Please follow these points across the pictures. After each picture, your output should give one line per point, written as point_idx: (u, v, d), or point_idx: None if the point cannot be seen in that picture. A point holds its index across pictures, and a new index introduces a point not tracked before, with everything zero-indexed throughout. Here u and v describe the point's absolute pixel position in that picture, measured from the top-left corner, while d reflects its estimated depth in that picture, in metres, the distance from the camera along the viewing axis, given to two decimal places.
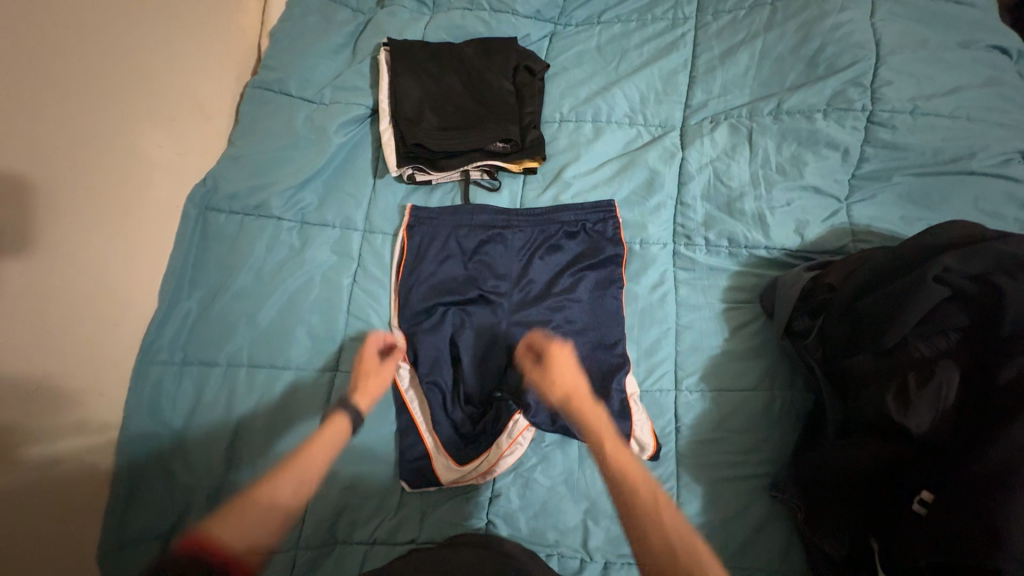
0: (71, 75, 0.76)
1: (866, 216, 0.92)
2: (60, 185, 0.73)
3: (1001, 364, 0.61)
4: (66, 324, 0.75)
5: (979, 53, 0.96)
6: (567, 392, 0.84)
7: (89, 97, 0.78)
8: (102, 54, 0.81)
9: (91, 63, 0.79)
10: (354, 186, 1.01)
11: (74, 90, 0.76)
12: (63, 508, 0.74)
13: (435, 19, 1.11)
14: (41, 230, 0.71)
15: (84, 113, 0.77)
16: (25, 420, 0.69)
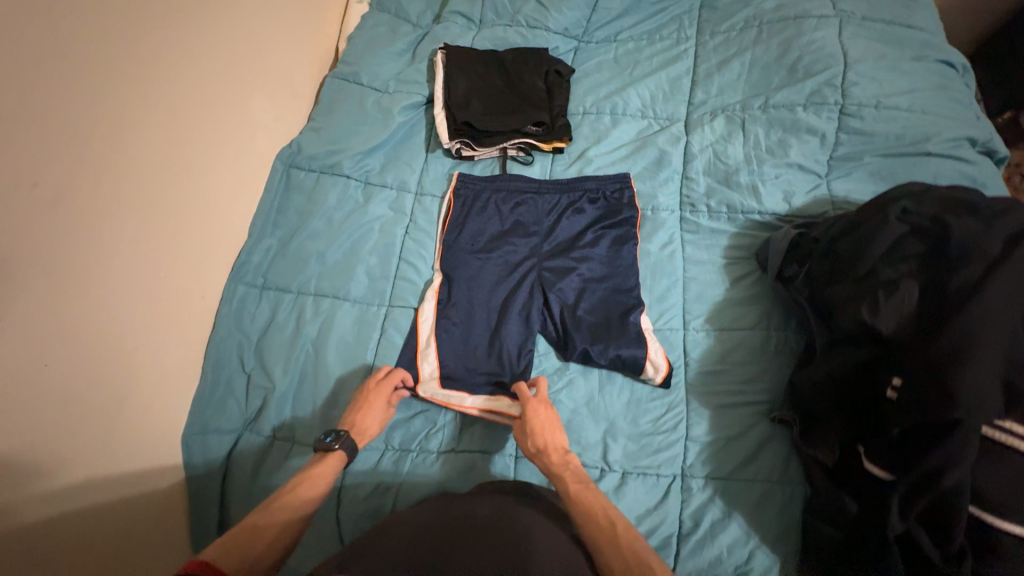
0: (203, 48, 0.97)
1: (844, 188, 1.09)
2: (186, 127, 0.92)
3: (951, 274, 0.75)
4: (177, 237, 0.91)
5: (929, 65, 1.17)
6: (540, 446, 0.84)
7: (212, 69, 0.99)
8: (225, 36, 1.03)
9: (217, 42, 1.00)
10: (410, 157, 1.20)
11: (204, 58, 0.97)
12: (161, 390, 0.88)
13: (481, 33, 1.36)
14: (170, 159, 0.89)
15: (206, 79, 0.97)
16: (144, 305, 0.84)
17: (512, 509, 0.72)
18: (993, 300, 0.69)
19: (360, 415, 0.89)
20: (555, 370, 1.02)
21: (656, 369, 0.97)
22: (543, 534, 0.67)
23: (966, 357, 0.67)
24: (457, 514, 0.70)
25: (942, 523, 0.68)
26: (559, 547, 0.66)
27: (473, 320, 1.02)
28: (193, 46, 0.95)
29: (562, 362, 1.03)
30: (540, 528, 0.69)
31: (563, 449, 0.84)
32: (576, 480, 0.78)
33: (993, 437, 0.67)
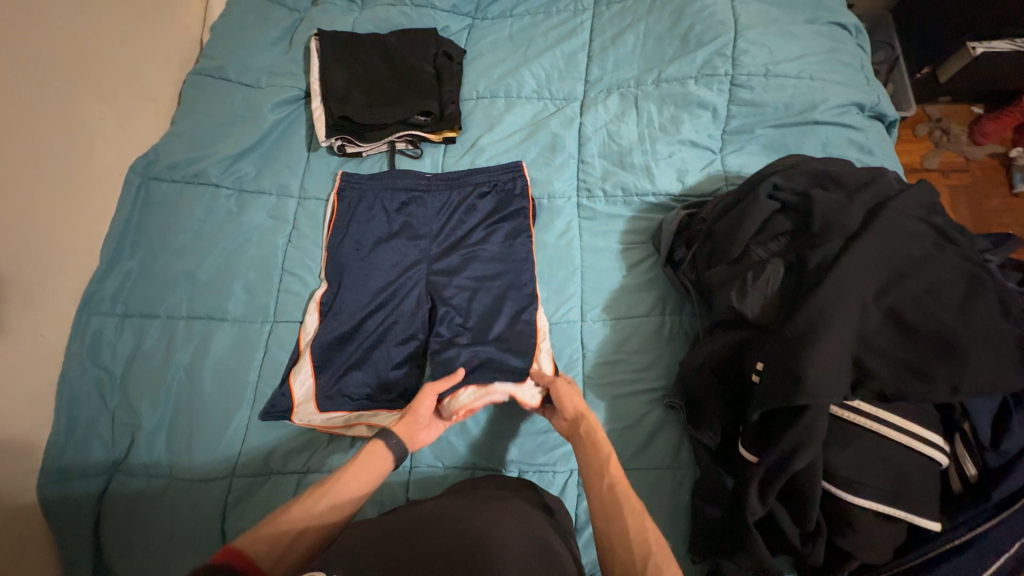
0: (20, 52, 0.85)
1: (737, 163, 1.07)
2: (5, 146, 0.82)
3: (811, 253, 0.74)
4: (3, 275, 0.81)
5: (821, 28, 1.14)
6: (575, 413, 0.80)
7: (34, 76, 0.87)
8: (49, 34, 0.90)
9: (37, 43, 0.88)
10: (288, 158, 1.12)
11: (22, 63, 0.85)
12: (3, 439, 0.81)
13: (362, 15, 1.25)
14: None
15: (23, 89, 0.85)
16: None
17: (474, 504, 0.67)
18: (845, 276, 0.69)
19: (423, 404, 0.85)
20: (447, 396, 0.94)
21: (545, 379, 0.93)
22: (516, 523, 0.64)
23: (815, 338, 0.67)
24: (418, 517, 0.64)
25: (799, 503, 0.68)
26: (532, 537, 0.63)
27: (361, 330, 0.98)
28: (2, 53, 0.82)
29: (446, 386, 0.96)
30: (504, 514, 0.65)
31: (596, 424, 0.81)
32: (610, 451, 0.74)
33: (843, 417, 0.68)
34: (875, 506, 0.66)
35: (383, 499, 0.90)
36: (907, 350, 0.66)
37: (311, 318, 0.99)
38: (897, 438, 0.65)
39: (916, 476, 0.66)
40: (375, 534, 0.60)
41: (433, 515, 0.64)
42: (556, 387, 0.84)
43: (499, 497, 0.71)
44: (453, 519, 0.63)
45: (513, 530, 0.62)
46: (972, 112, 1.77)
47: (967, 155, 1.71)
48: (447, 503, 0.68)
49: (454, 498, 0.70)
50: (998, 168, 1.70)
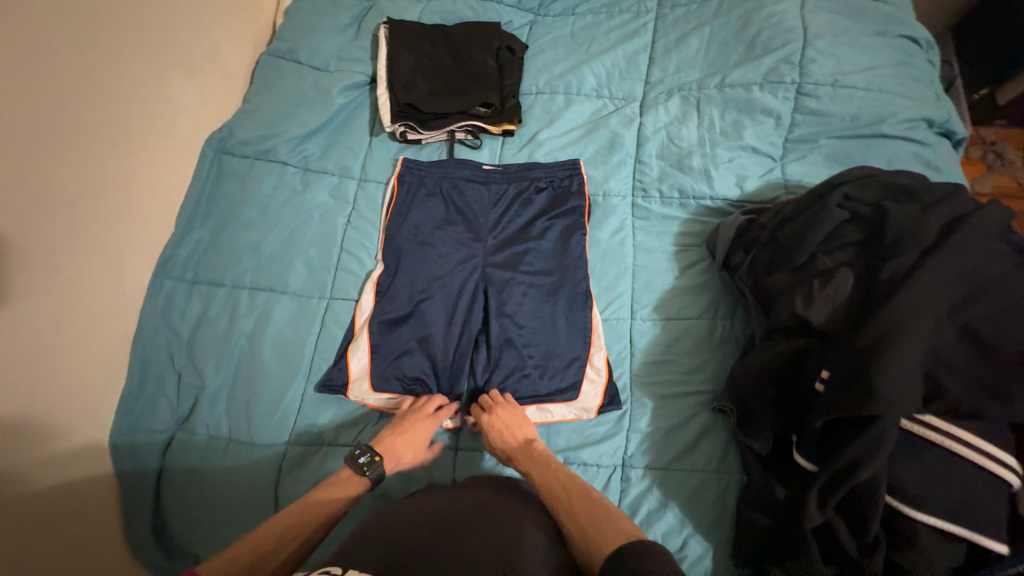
0: (117, 26, 0.90)
1: (798, 172, 1.06)
2: (99, 113, 0.87)
3: (883, 264, 0.74)
4: (85, 235, 0.85)
5: (891, 41, 1.13)
6: (506, 441, 0.88)
7: (128, 49, 0.92)
8: (142, 10, 0.94)
9: (131, 18, 0.93)
10: (352, 141, 1.15)
11: (118, 36, 0.90)
12: (82, 390, 0.86)
13: (429, 6, 1.28)
14: (80, 148, 0.84)
15: (113, 60, 0.89)
16: (59, 304, 0.81)
17: (502, 508, 0.72)
18: (920, 290, 0.69)
19: (399, 439, 0.87)
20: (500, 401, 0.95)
21: (594, 382, 0.96)
22: (538, 531, 0.68)
23: (888, 349, 0.66)
24: (446, 510, 0.70)
25: (857, 515, 0.68)
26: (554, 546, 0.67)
27: (417, 312, 1.00)
28: (102, 25, 0.87)
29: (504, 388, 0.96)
30: (528, 521, 0.70)
31: (528, 439, 0.88)
32: (539, 466, 0.82)
33: (912, 431, 0.67)
34: (939, 522, 0.65)
35: (429, 478, 0.93)
36: (984, 369, 0.65)
37: (367, 297, 1.01)
38: (969, 457, 0.64)
39: (986, 497, 0.65)
40: (409, 522, 0.67)
41: (462, 511, 0.70)
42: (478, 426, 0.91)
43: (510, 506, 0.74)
44: (477, 518, 0.68)
45: (537, 535, 0.67)
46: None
47: None
48: (454, 501, 0.73)
49: (485, 496, 0.75)
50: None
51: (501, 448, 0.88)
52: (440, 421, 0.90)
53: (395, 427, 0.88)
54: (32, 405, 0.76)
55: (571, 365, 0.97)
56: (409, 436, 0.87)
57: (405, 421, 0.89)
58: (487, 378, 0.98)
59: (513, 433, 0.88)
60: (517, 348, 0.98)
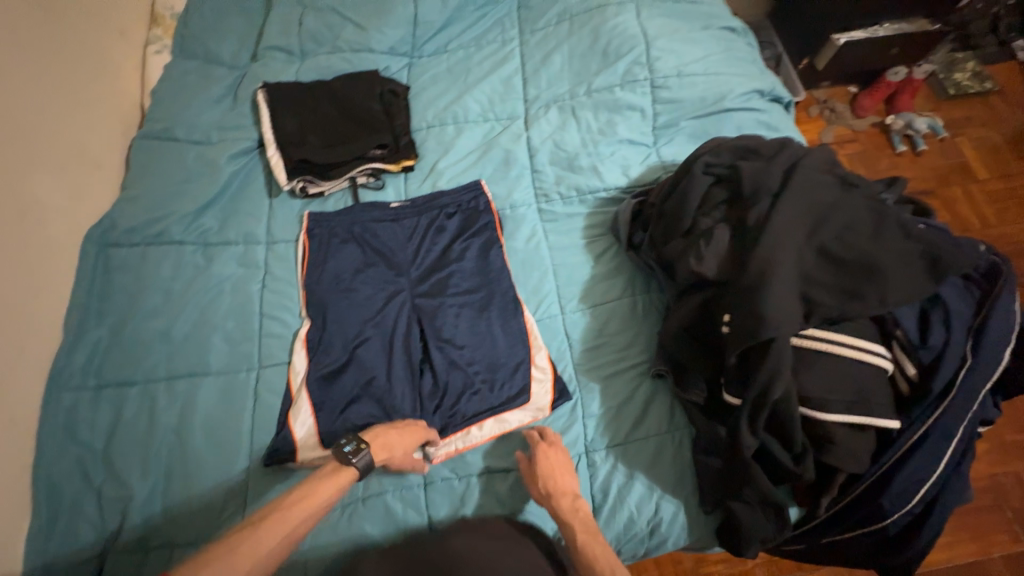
0: None
1: (670, 154, 1.21)
2: None
3: (748, 213, 0.86)
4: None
5: (714, 32, 1.33)
6: (551, 486, 0.86)
7: None
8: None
9: None
10: (251, 206, 1.12)
11: None
12: None
13: (304, 65, 1.31)
14: None
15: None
16: None
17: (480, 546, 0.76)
18: (777, 227, 0.81)
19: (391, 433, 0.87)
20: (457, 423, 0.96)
21: (542, 381, 1.00)
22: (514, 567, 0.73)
23: (767, 281, 0.77)
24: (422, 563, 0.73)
25: (784, 430, 0.76)
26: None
27: (355, 359, 0.99)
28: None
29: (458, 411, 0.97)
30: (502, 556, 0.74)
31: (572, 493, 0.87)
32: (585, 528, 0.82)
33: (805, 346, 0.77)
34: (845, 417, 0.75)
35: (402, 523, 0.89)
36: (841, 280, 0.77)
37: (299, 357, 0.98)
38: (850, 355, 0.75)
39: (872, 385, 0.76)
40: None
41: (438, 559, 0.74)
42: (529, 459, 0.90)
43: (484, 549, 0.76)
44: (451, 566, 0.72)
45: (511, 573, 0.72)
46: (849, 91, 2.08)
47: (853, 126, 1.99)
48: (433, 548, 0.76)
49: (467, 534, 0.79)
50: (880, 134, 1.99)
51: (541, 485, 0.87)
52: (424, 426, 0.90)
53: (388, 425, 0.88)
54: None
55: (517, 370, 1.01)
56: (400, 441, 0.86)
57: (400, 427, 0.88)
58: (438, 403, 0.98)
59: (561, 478, 0.87)
60: (461, 369, 1.00)
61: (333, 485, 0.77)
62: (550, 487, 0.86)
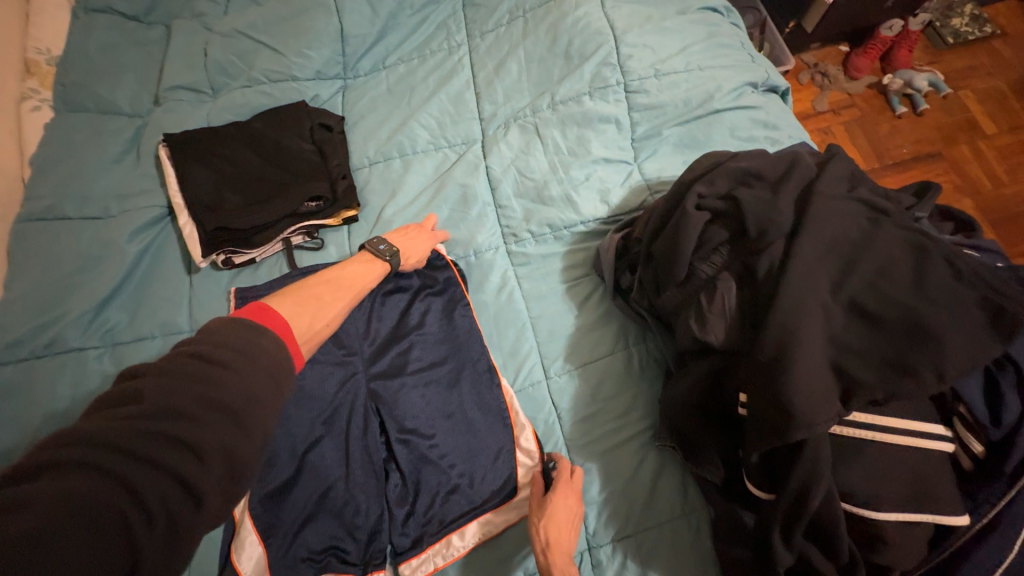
0: None
1: (655, 169, 1.03)
2: None
3: (757, 262, 0.69)
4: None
5: (693, 16, 1.13)
6: (553, 540, 0.75)
7: None
8: None
9: None
10: (166, 290, 0.95)
11: None
12: None
13: (216, 104, 1.10)
14: None
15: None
16: None
17: None
18: (796, 283, 0.64)
19: (410, 233, 0.96)
20: (435, 531, 0.83)
21: (529, 469, 0.86)
22: None
23: (791, 361, 0.61)
24: None
25: (826, 538, 0.62)
26: None
27: (306, 471, 0.83)
28: None
29: (432, 517, 0.83)
30: None
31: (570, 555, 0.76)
32: None
33: (846, 435, 0.62)
34: (903, 516, 0.60)
35: None
36: (883, 346, 0.61)
37: None
38: (901, 442, 0.61)
39: (935, 476, 0.61)
40: None
41: None
42: (553, 489, 0.79)
43: None
44: None
45: None
46: (840, 50, 1.87)
47: (851, 90, 1.79)
48: None
49: None
50: (877, 96, 1.80)
51: (543, 536, 0.75)
52: (436, 236, 0.98)
53: (413, 225, 0.98)
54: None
55: (497, 458, 0.86)
56: (413, 235, 0.96)
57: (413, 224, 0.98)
58: (410, 507, 0.84)
59: (567, 531, 0.76)
60: (432, 466, 0.85)
61: (376, 273, 0.88)
62: (554, 540, 0.75)
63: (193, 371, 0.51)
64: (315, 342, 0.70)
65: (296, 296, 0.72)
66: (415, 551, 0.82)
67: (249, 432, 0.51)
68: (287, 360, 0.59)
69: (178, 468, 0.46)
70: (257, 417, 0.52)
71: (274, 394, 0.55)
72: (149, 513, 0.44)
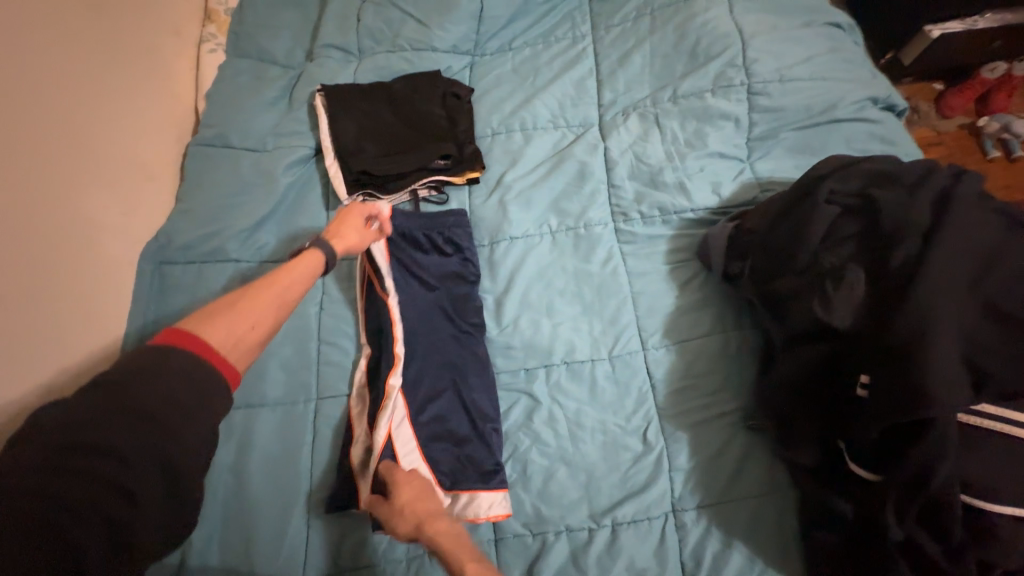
0: (18, 157, 0.80)
1: (768, 168, 1.06)
2: (12, 258, 0.76)
3: (891, 255, 0.73)
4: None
5: (819, 29, 1.17)
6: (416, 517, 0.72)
7: (36, 177, 0.82)
8: (45, 133, 0.84)
9: (38, 145, 0.83)
10: (308, 220, 1.04)
11: (20, 169, 0.80)
12: None
13: (363, 64, 1.21)
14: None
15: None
16: None
17: None
18: (934, 278, 0.68)
19: (341, 225, 0.88)
20: (530, 469, 0.89)
21: (622, 427, 0.92)
22: None
23: (928, 345, 0.65)
24: None
25: (937, 519, 0.66)
26: None
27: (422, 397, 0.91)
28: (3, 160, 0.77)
29: (530, 456, 0.90)
30: None
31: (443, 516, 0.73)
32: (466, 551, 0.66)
33: (970, 422, 0.65)
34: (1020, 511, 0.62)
35: None
36: (1018, 346, 0.64)
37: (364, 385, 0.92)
38: None
39: None
40: None
41: None
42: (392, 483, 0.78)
43: None
44: None
45: None
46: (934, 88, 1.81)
47: (939, 127, 1.73)
48: None
49: None
50: (968, 137, 1.72)
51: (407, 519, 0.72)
52: (358, 207, 0.91)
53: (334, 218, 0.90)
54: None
55: (593, 414, 0.93)
56: (345, 221, 0.88)
57: (338, 215, 0.90)
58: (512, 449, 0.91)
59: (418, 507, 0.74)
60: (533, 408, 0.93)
61: (308, 264, 0.77)
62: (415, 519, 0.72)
63: (110, 393, 0.54)
64: (253, 347, 0.64)
65: (213, 304, 0.64)
66: (485, 489, 0.85)
67: (181, 444, 0.54)
68: (216, 381, 0.58)
69: (111, 482, 0.51)
70: (186, 428, 0.55)
71: (208, 403, 0.57)
72: (100, 507, 0.50)
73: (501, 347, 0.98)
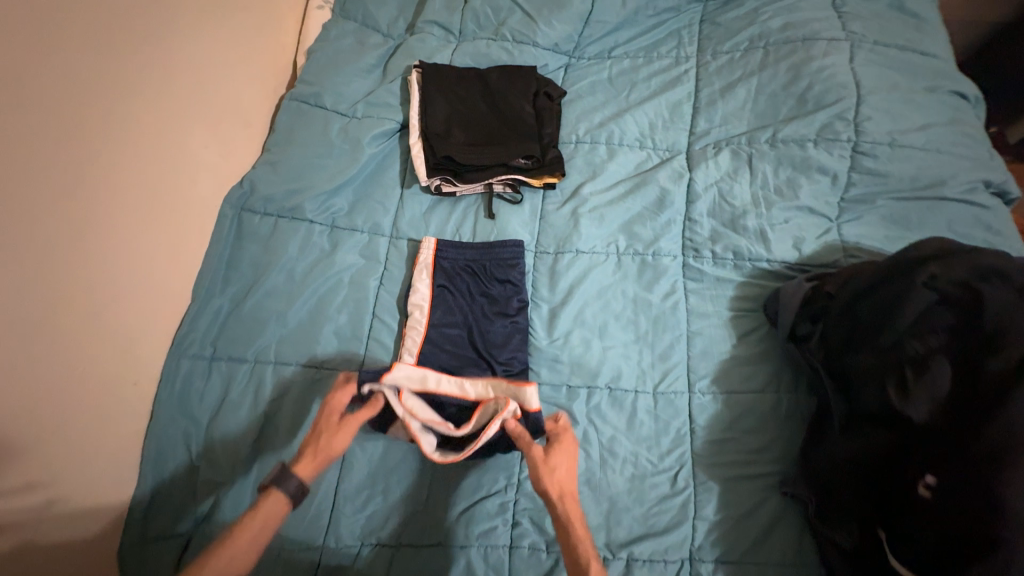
0: (139, 88, 0.83)
1: (855, 234, 1.01)
2: (120, 183, 0.80)
3: (988, 358, 0.70)
4: (84, 318, 0.75)
5: (943, 97, 1.09)
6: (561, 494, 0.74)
7: (152, 111, 0.86)
8: (167, 71, 0.89)
9: (157, 79, 0.87)
10: (383, 194, 1.06)
11: (139, 101, 0.83)
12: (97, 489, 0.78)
13: (461, 47, 1.20)
14: (97, 224, 0.77)
15: (115, 107, 0.79)
16: (76, 398, 0.74)
17: None
18: None
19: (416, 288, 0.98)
20: None
21: (653, 464, 0.91)
22: None
23: (1013, 463, 0.63)
24: None
25: None
26: None
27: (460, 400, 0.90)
28: (124, 88, 0.81)
29: None
30: None
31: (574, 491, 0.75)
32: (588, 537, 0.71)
33: None
34: None
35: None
36: None
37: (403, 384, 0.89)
38: None
39: None
40: None
41: None
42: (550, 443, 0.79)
43: None
44: None
45: None
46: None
47: None
48: None
49: None
50: None
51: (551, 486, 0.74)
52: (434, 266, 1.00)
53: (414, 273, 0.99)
54: (16, 530, 0.66)
55: (626, 445, 0.92)
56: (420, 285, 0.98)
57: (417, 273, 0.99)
58: None
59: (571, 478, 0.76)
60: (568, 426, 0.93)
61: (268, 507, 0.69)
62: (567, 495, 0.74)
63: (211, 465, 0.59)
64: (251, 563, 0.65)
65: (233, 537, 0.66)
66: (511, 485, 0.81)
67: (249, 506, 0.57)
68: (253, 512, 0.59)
69: None
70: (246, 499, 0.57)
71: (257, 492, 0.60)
72: None
73: (549, 358, 0.98)
